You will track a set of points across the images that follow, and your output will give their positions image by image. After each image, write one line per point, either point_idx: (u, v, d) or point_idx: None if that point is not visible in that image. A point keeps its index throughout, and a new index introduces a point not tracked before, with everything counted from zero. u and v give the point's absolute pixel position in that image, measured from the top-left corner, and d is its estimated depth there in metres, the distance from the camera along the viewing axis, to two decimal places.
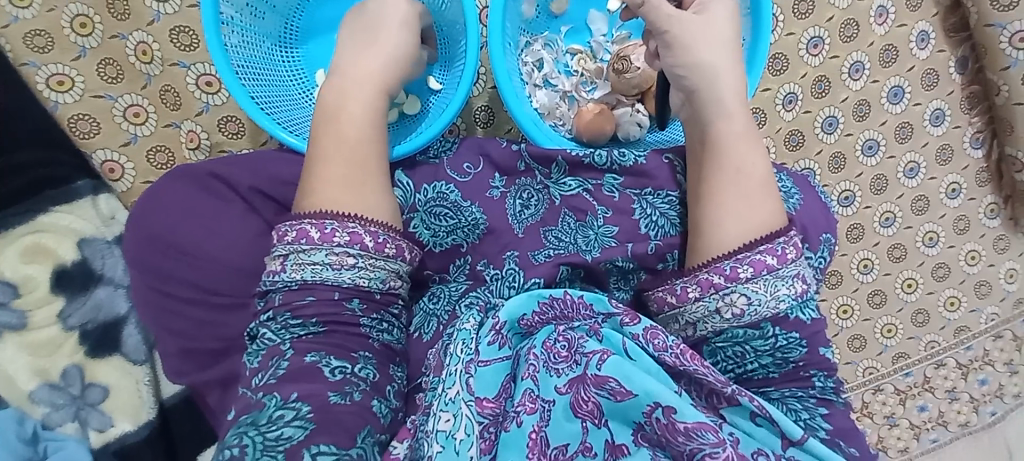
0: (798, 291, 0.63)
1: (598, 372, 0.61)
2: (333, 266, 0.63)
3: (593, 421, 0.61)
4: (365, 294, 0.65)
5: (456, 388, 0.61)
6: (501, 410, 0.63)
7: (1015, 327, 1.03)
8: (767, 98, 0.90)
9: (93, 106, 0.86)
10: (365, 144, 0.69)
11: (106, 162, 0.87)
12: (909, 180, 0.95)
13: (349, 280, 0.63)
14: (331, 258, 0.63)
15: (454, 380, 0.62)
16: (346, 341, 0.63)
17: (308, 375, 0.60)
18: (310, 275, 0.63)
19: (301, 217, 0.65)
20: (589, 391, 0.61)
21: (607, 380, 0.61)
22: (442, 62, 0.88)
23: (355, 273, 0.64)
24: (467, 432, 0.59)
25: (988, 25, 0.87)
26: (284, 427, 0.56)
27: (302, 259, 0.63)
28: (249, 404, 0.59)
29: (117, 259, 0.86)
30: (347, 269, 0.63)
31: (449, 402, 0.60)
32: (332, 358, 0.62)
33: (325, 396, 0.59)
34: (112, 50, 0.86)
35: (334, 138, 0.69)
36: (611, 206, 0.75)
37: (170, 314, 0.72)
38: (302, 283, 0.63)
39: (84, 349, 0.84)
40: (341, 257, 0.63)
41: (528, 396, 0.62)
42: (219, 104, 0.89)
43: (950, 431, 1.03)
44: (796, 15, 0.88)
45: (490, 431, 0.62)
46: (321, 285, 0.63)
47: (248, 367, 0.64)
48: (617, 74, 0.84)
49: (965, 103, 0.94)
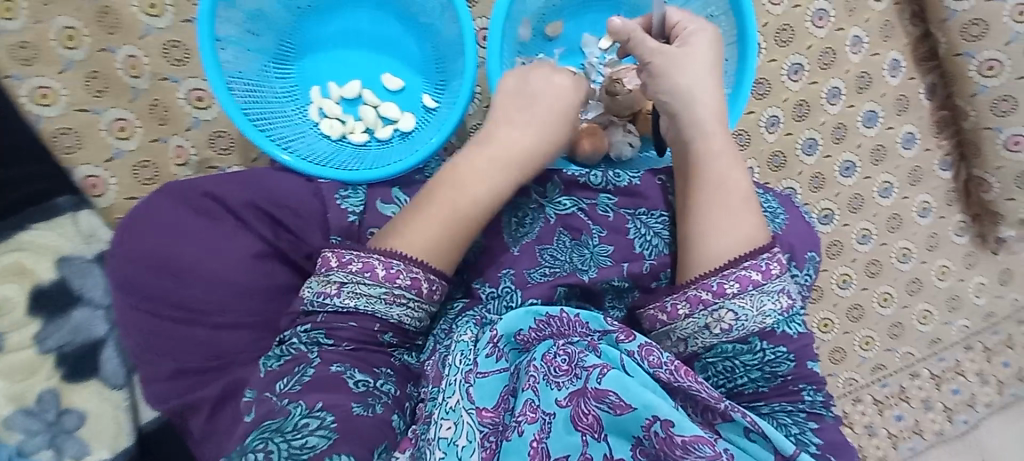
0: (784, 307, 0.65)
1: (599, 385, 0.60)
2: (386, 301, 0.65)
3: (593, 434, 0.59)
4: (400, 330, 0.67)
5: (456, 397, 0.61)
6: (501, 420, 0.63)
7: (984, 338, 1.09)
8: (751, 121, 0.94)
9: (77, 120, 0.84)
10: (471, 202, 0.72)
11: (89, 177, 0.85)
12: (884, 199, 1.00)
13: (397, 315, 0.66)
14: (387, 294, 0.65)
15: (454, 389, 0.62)
16: (369, 357, 0.66)
17: (331, 385, 0.62)
18: (363, 304, 0.65)
19: (369, 251, 0.66)
20: (588, 405, 0.60)
21: (606, 394, 0.60)
22: (439, 82, 0.90)
23: (404, 310, 0.66)
24: (469, 440, 0.60)
25: (956, 54, 0.93)
26: (309, 436, 0.57)
27: (359, 289, 0.65)
28: (273, 410, 0.60)
29: (95, 279, 0.83)
30: (397, 305, 0.66)
31: (450, 411, 0.61)
32: (356, 370, 0.65)
33: (349, 407, 0.60)
34: (99, 63, 0.84)
35: (452, 192, 0.71)
36: (606, 225, 0.76)
37: (160, 335, 0.68)
38: (351, 310, 0.65)
39: (61, 372, 0.81)
40: (396, 296, 0.66)
41: (529, 406, 0.62)
42: (208, 119, 0.88)
43: (926, 439, 1.07)
44: (778, 43, 0.93)
45: (491, 439, 0.62)
46: (367, 315, 0.65)
47: (265, 370, 0.65)
48: (611, 97, 0.87)
49: (934, 127, 1.00)
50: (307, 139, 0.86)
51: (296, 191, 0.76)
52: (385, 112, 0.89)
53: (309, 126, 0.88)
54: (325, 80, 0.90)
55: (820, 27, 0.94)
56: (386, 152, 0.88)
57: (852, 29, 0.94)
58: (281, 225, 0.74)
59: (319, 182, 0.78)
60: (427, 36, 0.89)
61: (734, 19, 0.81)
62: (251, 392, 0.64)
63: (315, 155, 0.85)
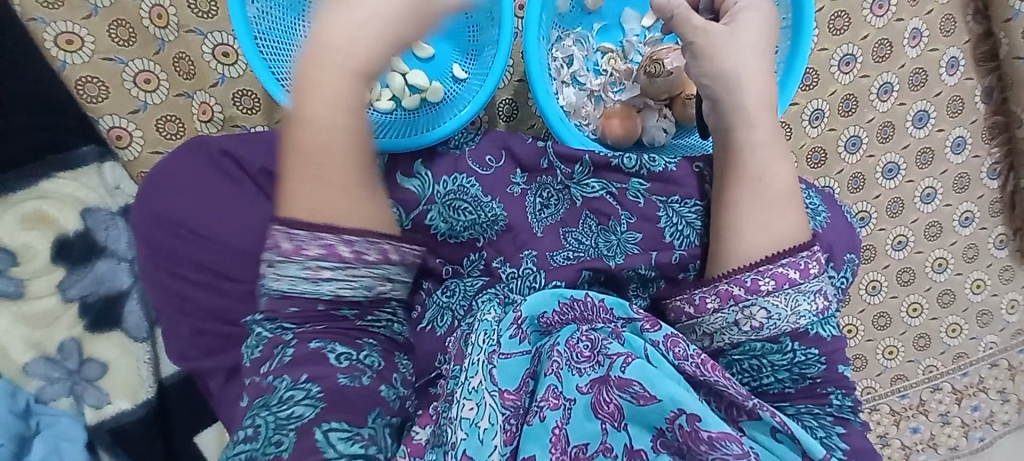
0: (820, 307, 0.63)
1: (622, 374, 0.59)
2: (311, 278, 0.58)
3: (613, 423, 0.59)
4: (351, 303, 0.60)
5: (478, 378, 0.61)
6: (522, 403, 0.62)
7: (1011, 356, 1.05)
8: (793, 113, 0.89)
9: (102, 69, 0.82)
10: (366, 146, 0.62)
11: (113, 129, 0.83)
12: (925, 206, 0.96)
13: (330, 290, 0.59)
14: (307, 271, 0.58)
15: (477, 369, 0.62)
16: (342, 331, 0.62)
17: (315, 360, 0.60)
18: (290, 287, 0.58)
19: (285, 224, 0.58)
20: (611, 394, 0.60)
21: (630, 384, 0.59)
22: (470, 52, 0.87)
23: (336, 283, 0.59)
24: (491, 422, 0.60)
25: (1017, 58, 0.88)
26: (295, 406, 0.57)
27: (280, 272, 0.58)
28: (261, 388, 0.60)
29: (121, 232, 0.83)
30: (325, 280, 0.58)
31: (472, 391, 0.60)
32: (338, 344, 0.61)
33: (335, 378, 0.59)
34: (124, 11, 0.82)
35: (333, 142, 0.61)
36: (636, 212, 0.73)
37: (179, 294, 0.70)
38: (284, 294, 0.59)
39: (83, 322, 0.81)
40: (318, 270, 0.58)
41: (551, 393, 0.61)
42: (235, 76, 0.86)
43: (940, 454, 1.04)
44: (831, 31, 0.87)
45: (512, 422, 0.61)
46: (303, 296, 0.59)
47: (250, 358, 0.63)
48: (648, 78, 0.82)
49: (985, 133, 0.95)
50: None
51: None
52: (413, 80, 0.86)
53: None
54: None
55: (879, 16, 0.88)
56: (413, 122, 0.85)
57: (912, 21, 0.89)
58: None
59: None
60: None
61: (790, 3, 0.76)
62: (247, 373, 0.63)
63: None
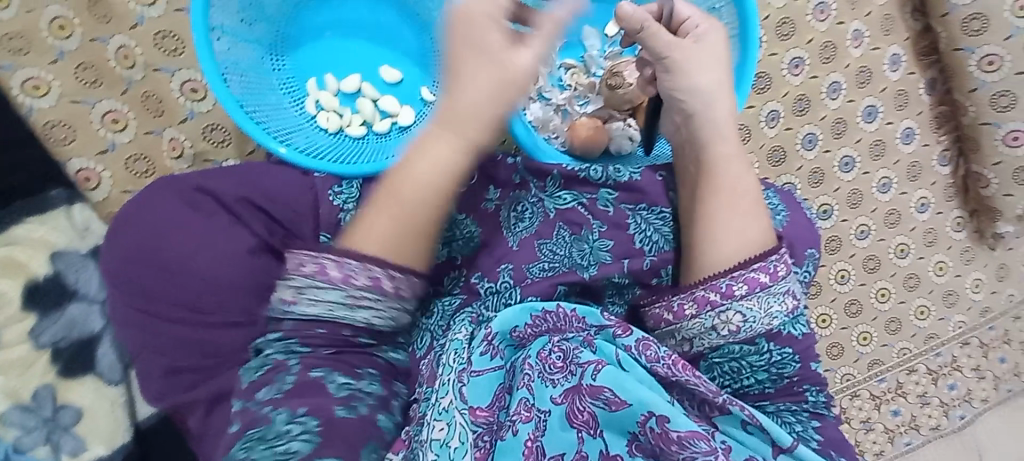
0: (790, 308, 0.66)
1: (593, 381, 0.62)
2: (348, 306, 0.61)
3: (588, 431, 0.61)
4: (374, 332, 0.64)
5: (448, 398, 0.61)
6: (495, 419, 0.64)
7: (981, 334, 1.08)
8: (751, 115, 0.94)
9: (70, 111, 0.83)
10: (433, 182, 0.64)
11: (81, 171, 0.84)
12: (883, 195, 1.00)
13: (362, 318, 0.62)
14: (347, 297, 0.60)
15: (447, 389, 0.62)
16: (352, 358, 0.65)
17: (315, 390, 0.62)
18: (324, 311, 0.61)
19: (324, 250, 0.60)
20: (584, 402, 0.62)
21: (602, 390, 0.61)
22: (438, 75, 0.90)
23: (369, 313, 0.61)
24: (462, 441, 0.60)
25: (956, 49, 0.92)
26: (291, 441, 0.58)
27: (315, 295, 0.60)
28: (255, 418, 0.60)
29: (92, 274, 0.81)
30: (361, 309, 0.61)
31: (443, 412, 0.61)
32: (338, 374, 0.63)
33: (331, 411, 0.61)
34: (91, 53, 0.83)
35: (401, 180, 0.64)
36: (606, 221, 0.75)
37: (153, 328, 0.69)
38: (314, 317, 0.61)
39: (56, 369, 0.80)
40: (357, 299, 0.60)
41: (523, 406, 0.62)
42: (205, 111, 0.87)
43: (922, 434, 1.07)
44: (779, 36, 0.92)
45: (485, 439, 0.62)
46: (334, 321, 0.62)
47: (247, 381, 0.64)
48: (611, 90, 0.86)
49: (933, 123, 1.00)
50: (306, 133, 0.84)
51: (287, 186, 0.74)
52: (384, 105, 0.88)
53: (306, 119, 0.86)
54: (322, 71, 0.89)
55: (822, 20, 0.93)
56: (385, 146, 0.87)
57: (853, 23, 0.94)
58: (274, 222, 0.73)
59: (313, 176, 0.77)
60: (425, 29, 0.89)
61: (735, 9, 0.80)
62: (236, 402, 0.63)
63: (315, 148, 0.83)
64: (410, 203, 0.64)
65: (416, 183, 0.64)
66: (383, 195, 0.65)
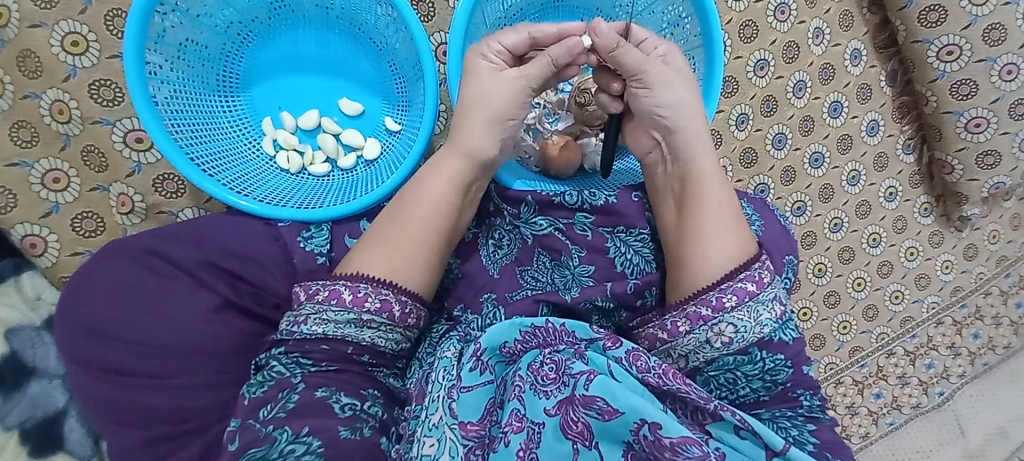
0: (778, 314, 0.65)
1: (586, 391, 0.60)
2: (356, 325, 0.64)
3: (584, 442, 0.60)
4: (377, 353, 0.66)
5: (438, 414, 0.62)
6: (487, 433, 0.63)
7: (953, 313, 1.12)
8: (721, 120, 0.94)
9: (8, 176, 0.78)
10: (434, 216, 0.69)
11: (28, 237, 0.79)
12: (852, 187, 1.02)
13: (369, 338, 0.65)
14: (357, 319, 0.64)
15: (437, 406, 0.62)
16: (355, 379, 0.66)
17: (318, 410, 0.62)
18: (332, 329, 0.64)
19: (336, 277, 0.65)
20: (578, 412, 0.60)
21: (595, 400, 0.60)
22: (401, 102, 0.85)
23: (376, 333, 0.65)
24: (452, 456, 0.60)
25: (915, 41, 0.93)
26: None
27: (326, 316, 0.64)
28: (257, 437, 0.60)
29: (49, 347, 0.77)
30: (369, 329, 0.64)
31: (432, 428, 0.61)
32: (343, 394, 0.64)
33: (336, 432, 0.60)
34: (25, 111, 0.77)
35: (410, 214, 0.69)
36: (585, 245, 0.74)
37: (115, 405, 0.65)
38: (322, 337, 0.64)
39: (25, 450, 0.74)
40: (366, 321, 0.64)
41: (514, 416, 0.61)
42: (152, 162, 0.82)
43: (904, 413, 1.10)
44: (743, 39, 0.92)
45: (476, 453, 0.61)
46: (340, 340, 0.64)
47: (249, 397, 0.64)
48: (579, 107, 0.85)
49: (896, 113, 1.01)
50: (264, 175, 0.81)
51: (251, 241, 0.72)
52: (347, 140, 0.85)
53: (265, 161, 0.82)
54: (278, 108, 0.85)
55: (782, 21, 0.93)
56: (351, 182, 0.84)
57: (814, 21, 0.94)
58: (241, 278, 0.71)
59: (278, 225, 0.74)
60: (382, 56, 0.84)
61: (699, 19, 0.79)
62: (235, 421, 0.63)
63: (276, 193, 0.79)
64: (413, 234, 0.68)
65: (418, 219, 0.69)
66: (387, 226, 0.70)
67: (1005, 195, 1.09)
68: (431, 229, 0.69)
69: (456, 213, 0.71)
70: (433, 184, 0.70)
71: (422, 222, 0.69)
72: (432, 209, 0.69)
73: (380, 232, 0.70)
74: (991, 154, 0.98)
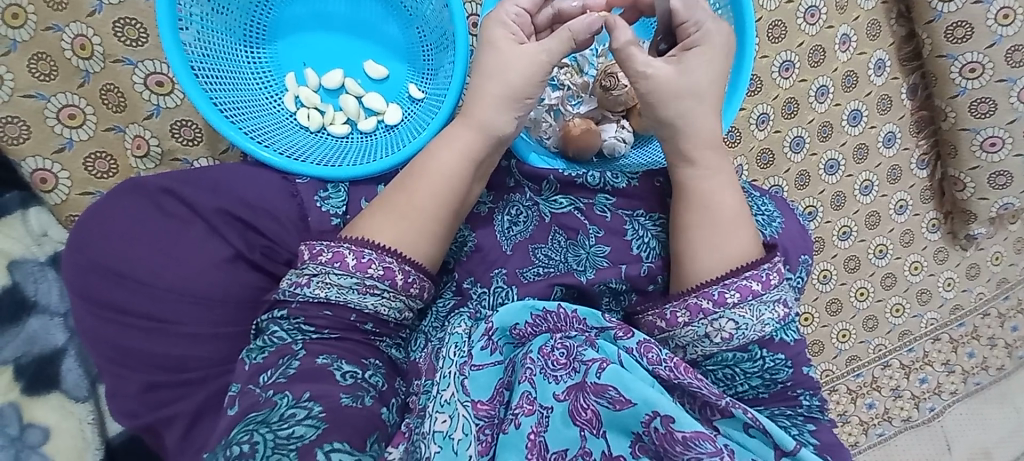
0: (781, 314, 0.64)
1: (597, 380, 0.60)
2: (359, 290, 0.63)
3: (592, 430, 0.59)
4: (379, 320, 0.65)
5: (451, 390, 0.61)
6: (497, 413, 0.62)
7: (951, 330, 1.13)
8: (741, 118, 0.94)
9: (22, 107, 0.77)
10: (443, 189, 0.68)
11: (38, 172, 0.79)
12: (865, 197, 1.03)
13: (371, 305, 0.64)
14: (359, 285, 0.63)
15: (449, 381, 0.61)
16: (357, 348, 0.65)
17: (318, 377, 0.61)
18: (335, 294, 0.63)
19: (340, 240, 0.64)
20: (588, 400, 0.60)
21: (606, 389, 0.59)
22: (428, 70, 0.84)
23: (379, 300, 0.64)
24: (464, 433, 0.59)
25: (940, 56, 0.94)
26: (296, 425, 0.56)
27: (329, 279, 0.62)
28: (257, 401, 0.58)
29: (51, 284, 0.78)
30: (371, 295, 0.63)
31: (444, 404, 0.60)
32: (344, 361, 0.63)
33: (337, 398, 0.59)
34: (46, 43, 0.76)
35: (416, 185, 0.68)
36: (603, 226, 0.73)
37: (118, 344, 0.64)
38: (324, 300, 0.63)
39: (18, 385, 0.74)
40: (369, 287, 0.63)
41: (526, 399, 0.61)
42: (171, 106, 0.81)
43: (894, 426, 1.11)
44: (771, 39, 0.92)
45: (487, 432, 0.61)
46: (342, 305, 0.63)
47: (249, 363, 0.63)
48: (604, 91, 0.81)
49: (913, 127, 1.02)
50: (282, 131, 0.80)
51: (268, 195, 0.70)
52: (369, 104, 0.84)
53: (286, 117, 0.81)
54: (302, 65, 0.84)
55: (811, 24, 0.93)
56: (369, 146, 0.83)
57: (842, 27, 0.94)
58: (254, 230, 0.69)
59: (295, 181, 0.72)
60: (412, 22, 0.83)
61: (732, 14, 0.78)
62: (235, 386, 0.62)
63: (296, 149, 0.78)
64: (422, 207, 0.67)
65: (423, 192, 0.67)
66: (392, 196, 0.68)
67: (1011, 218, 1.11)
68: (444, 194, 0.68)
69: (452, 182, 0.68)
70: (449, 153, 0.68)
71: (434, 192, 0.67)
72: (445, 178, 0.68)
73: (388, 199, 0.68)
74: (1002, 174, 0.99)
